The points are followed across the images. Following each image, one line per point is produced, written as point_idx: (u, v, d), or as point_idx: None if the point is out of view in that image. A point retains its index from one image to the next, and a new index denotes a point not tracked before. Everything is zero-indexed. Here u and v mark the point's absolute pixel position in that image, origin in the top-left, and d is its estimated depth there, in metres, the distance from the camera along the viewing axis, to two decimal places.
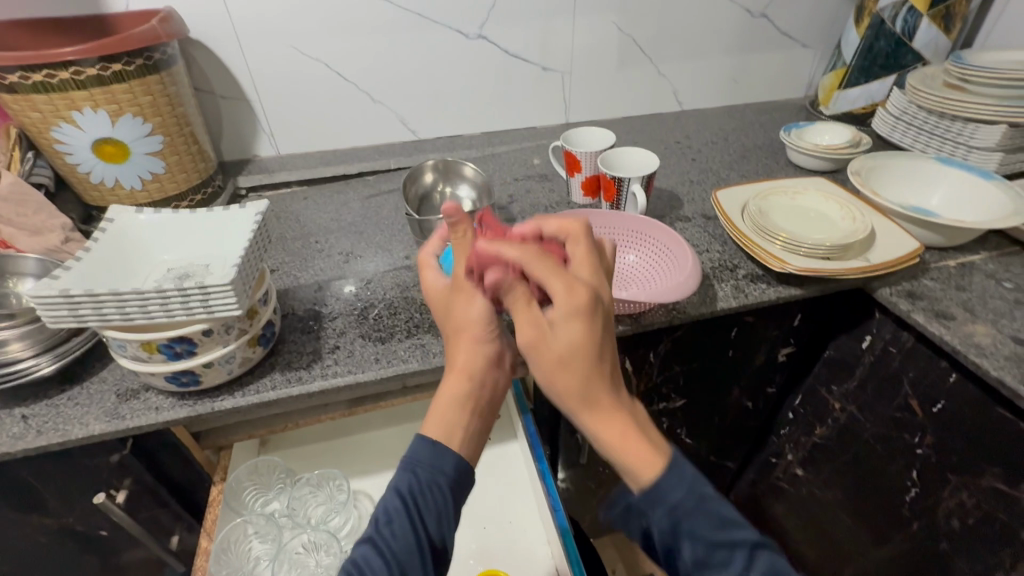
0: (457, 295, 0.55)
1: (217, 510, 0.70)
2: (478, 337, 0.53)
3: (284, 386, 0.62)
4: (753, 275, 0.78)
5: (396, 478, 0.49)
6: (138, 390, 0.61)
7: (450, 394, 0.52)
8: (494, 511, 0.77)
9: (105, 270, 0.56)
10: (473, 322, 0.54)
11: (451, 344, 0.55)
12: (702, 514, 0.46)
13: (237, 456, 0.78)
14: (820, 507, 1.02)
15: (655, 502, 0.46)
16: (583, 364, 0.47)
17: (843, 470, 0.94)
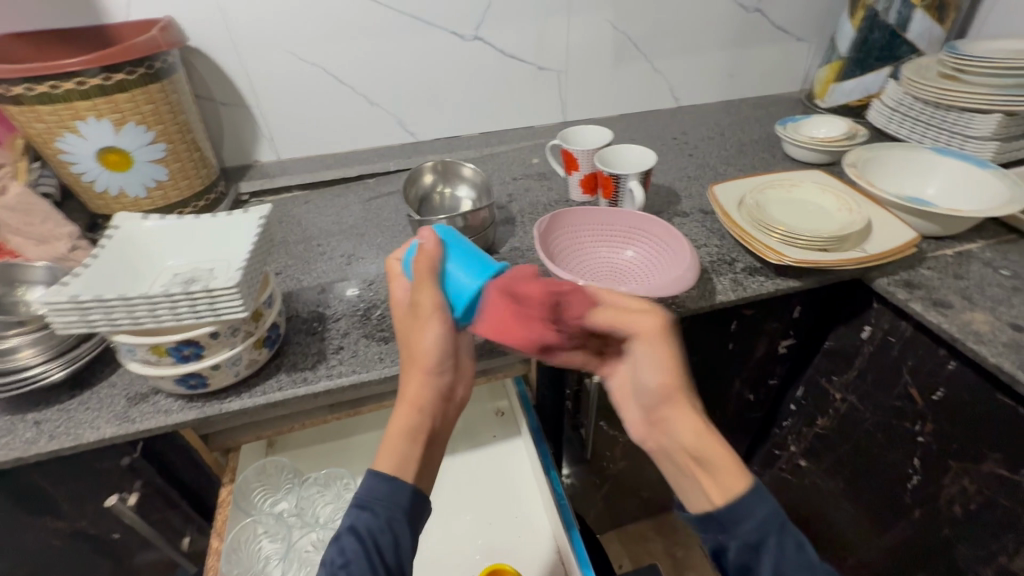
0: (412, 322, 0.55)
1: (226, 511, 0.70)
2: (428, 373, 0.54)
3: (289, 387, 0.63)
4: (751, 268, 0.78)
5: (352, 518, 0.50)
6: (147, 394, 0.63)
7: (402, 425, 0.53)
8: (499, 508, 0.78)
9: (112, 276, 0.57)
10: (426, 357, 0.54)
11: (406, 372, 0.55)
12: (787, 538, 0.45)
13: (244, 457, 0.78)
14: (823, 497, 1.03)
15: (744, 516, 0.46)
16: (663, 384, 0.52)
17: (845, 460, 0.95)
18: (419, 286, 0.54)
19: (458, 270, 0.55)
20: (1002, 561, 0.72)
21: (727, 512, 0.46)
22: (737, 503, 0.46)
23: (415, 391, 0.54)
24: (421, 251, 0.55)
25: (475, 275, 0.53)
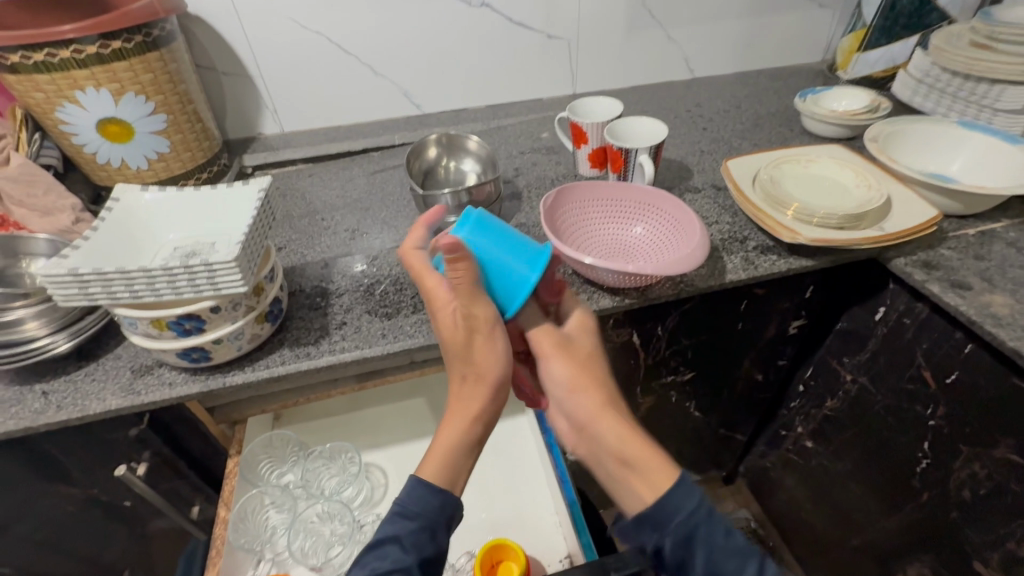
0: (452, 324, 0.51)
1: (234, 482, 0.72)
2: (483, 387, 0.49)
3: (292, 361, 0.63)
4: (763, 247, 0.76)
5: (394, 527, 0.46)
6: (152, 366, 0.63)
7: (453, 438, 0.48)
8: (501, 484, 0.78)
9: (113, 248, 0.57)
10: (478, 372, 0.49)
11: (460, 382, 0.50)
12: (714, 524, 0.47)
13: (251, 430, 0.79)
14: (829, 478, 1.03)
15: (670, 513, 0.46)
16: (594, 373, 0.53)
17: (854, 442, 0.94)
18: (469, 300, 0.51)
19: (512, 262, 0.54)
20: (1009, 546, 0.72)
21: (659, 510, 0.47)
22: (668, 500, 0.47)
23: (465, 403, 0.49)
24: (456, 261, 0.50)
25: (530, 265, 0.54)
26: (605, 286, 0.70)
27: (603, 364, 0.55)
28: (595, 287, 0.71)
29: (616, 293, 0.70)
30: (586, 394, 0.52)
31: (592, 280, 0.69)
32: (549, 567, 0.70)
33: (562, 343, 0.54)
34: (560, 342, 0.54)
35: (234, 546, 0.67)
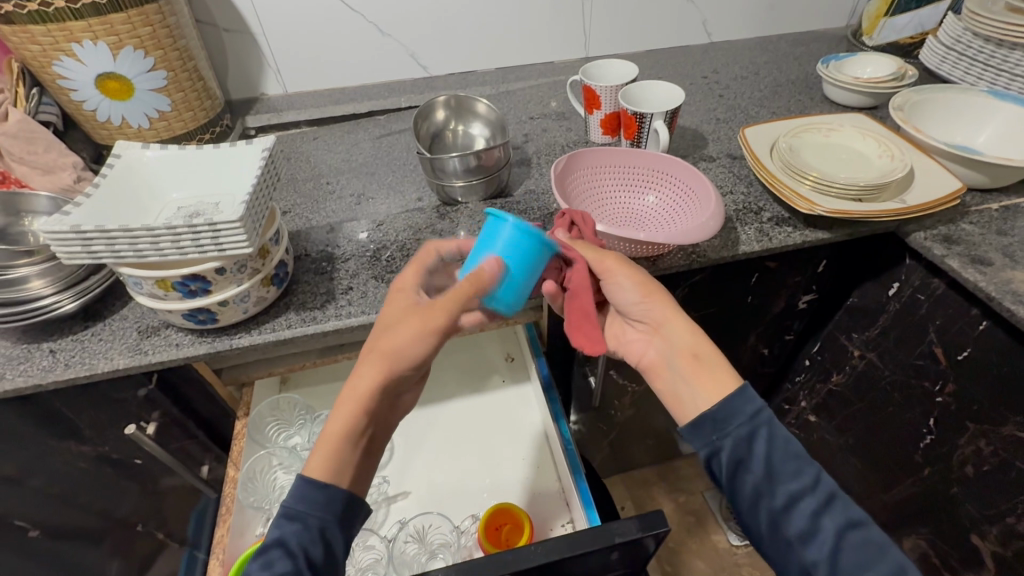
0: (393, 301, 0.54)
1: (243, 442, 0.72)
2: (376, 374, 0.51)
3: (298, 326, 0.63)
4: (778, 218, 0.74)
5: (280, 531, 0.47)
6: (159, 327, 0.63)
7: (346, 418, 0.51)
8: (505, 450, 0.79)
9: (116, 205, 0.56)
10: (378, 354, 0.52)
11: (364, 359, 0.52)
12: (774, 431, 0.50)
13: (258, 393, 0.80)
14: (830, 452, 1.04)
15: (732, 411, 0.51)
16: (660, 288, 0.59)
17: (858, 417, 0.94)
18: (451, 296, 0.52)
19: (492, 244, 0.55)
20: (1009, 521, 0.72)
21: (721, 410, 0.51)
22: (729, 399, 0.52)
23: (357, 388, 0.51)
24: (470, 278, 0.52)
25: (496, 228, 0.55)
26: None
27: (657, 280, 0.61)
28: None
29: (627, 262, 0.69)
30: (654, 302, 0.58)
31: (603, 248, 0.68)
32: (554, 531, 0.71)
33: (623, 260, 0.59)
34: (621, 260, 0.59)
35: (243, 504, 0.68)
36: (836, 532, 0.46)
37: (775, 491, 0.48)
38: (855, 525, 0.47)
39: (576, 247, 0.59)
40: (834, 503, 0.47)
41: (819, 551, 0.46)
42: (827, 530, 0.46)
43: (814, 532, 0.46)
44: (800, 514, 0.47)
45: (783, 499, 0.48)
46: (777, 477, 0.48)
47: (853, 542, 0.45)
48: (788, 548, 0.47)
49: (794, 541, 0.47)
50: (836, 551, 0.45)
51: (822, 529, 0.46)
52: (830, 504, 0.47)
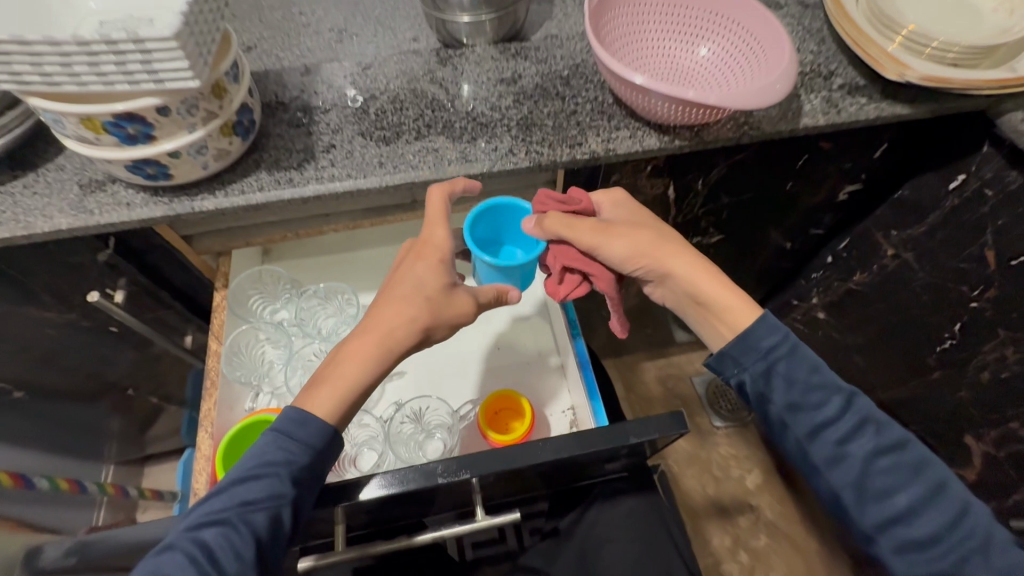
0: (414, 263, 0.51)
1: (223, 316, 0.68)
2: (412, 340, 0.49)
3: (273, 188, 0.53)
4: (851, 86, 0.61)
5: (279, 459, 0.45)
6: (104, 182, 0.52)
7: (359, 368, 0.48)
8: (507, 338, 0.74)
9: (12, 11, 0.42)
10: (405, 318, 0.48)
11: (376, 306, 0.50)
12: (798, 360, 0.49)
13: (238, 263, 0.72)
14: (832, 348, 1.02)
15: (750, 348, 0.50)
16: (657, 238, 0.54)
17: (872, 317, 0.90)
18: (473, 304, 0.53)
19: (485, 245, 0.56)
20: (1013, 426, 0.72)
21: (736, 347, 0.50)
22: (747, 335, 0.49)
23: (374, 342, 0.48)
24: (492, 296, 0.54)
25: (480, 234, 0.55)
26: (653, 122, 0.58)
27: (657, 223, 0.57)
28: (641, 121, 0.58)
29: (666, 131, 0.57)
30: (651, 254, 0.53)
31: (641, 110, 0.56)
32: (553, 416, 0.70)
33: (602, 227, 0.54)
34: (599, 225, 0.54)
35: (229, 379, 0.64)
36: (866, 456, 0.47)
37: (799, 422, 0.49)
38: (884, 447, 0.47)
39: (545, 232, 0.54)
40: (864, 428, 0.47)
41: (844, 475, 0.47)
42: (854, 456, 0.47)
43: (842, 458, 0.47)
44: (825, 442, 0.48)
45: (806, 428, 0.48)
46: (801, 409, 0.48)
47: (881, 465, 0.46)
48: (815, 470, 0.49)
49: (821, 466, 0.48)
50: (864, 475, 0.47)
51: (848, 455, 0.47)
52: (859, 430, 0.47)
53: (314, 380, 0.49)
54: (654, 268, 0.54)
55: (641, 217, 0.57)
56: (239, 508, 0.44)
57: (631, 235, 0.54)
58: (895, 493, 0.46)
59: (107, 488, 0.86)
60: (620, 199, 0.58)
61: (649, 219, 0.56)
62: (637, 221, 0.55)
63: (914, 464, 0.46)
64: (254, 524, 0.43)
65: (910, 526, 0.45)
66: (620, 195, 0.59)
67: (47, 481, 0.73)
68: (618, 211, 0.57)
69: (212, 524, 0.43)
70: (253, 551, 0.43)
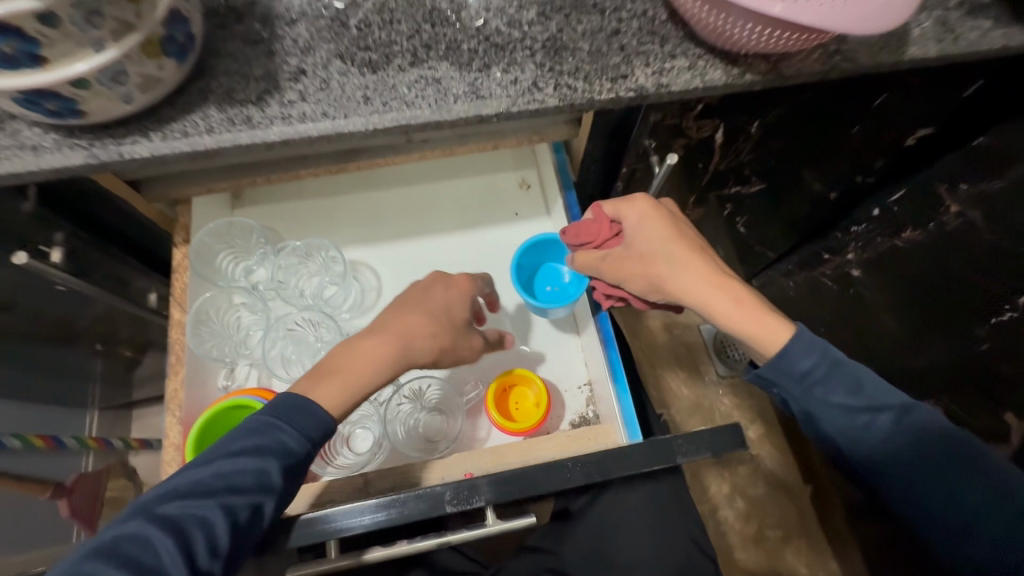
0: (449, 288, 0.53)
1: (186, 278, 0.57)
2: (430, 354, 0.49)
3: (225, 130, 0.40)
4: (972, 5, 0.47)
5: (274, 443, 0.41)
6: (2, 117, 0.40)
7: (367, 367, 0.46)
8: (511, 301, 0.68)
9: None
10: (432, 337, 0.49)
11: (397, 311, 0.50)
12: (837, 377, 0.45)
13: (200, 213, 0.61)
14: (860, 309, 0.91)
15: (787, 368, 0.46)
16: (682, 267, 0.49)
17: (915, 279, 0.77)
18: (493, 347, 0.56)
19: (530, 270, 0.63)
20: None
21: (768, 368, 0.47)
22: (781, 357, 0.46)
23: (391, 345, 0.47)
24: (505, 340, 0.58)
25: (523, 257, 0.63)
26: (720, 49, 0.44)
27: (686, 242, 0.50)
28: (703, 47, 0.45)
29: (736, 61, 0.44)
30: (671, 289, 0.50)
31: (705, 30, 0.43)
32: (569, 393, 0.64)
33: (618, 264, 0.53)
34: (620, 260, 0.53)
35: (200, 355, 0.56)
36: (926, 472, 0.43)
37: (850, 443, 0.45)
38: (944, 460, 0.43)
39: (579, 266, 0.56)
40: (920, 443, 0.43)
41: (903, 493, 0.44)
42: (912, 473, 0.43)
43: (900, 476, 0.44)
44: (879, 461, 0.44)
45: (857, 449, 0.45)
46: (849, 431, 0.44)
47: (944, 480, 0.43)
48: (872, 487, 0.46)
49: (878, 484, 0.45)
50: (924, 492, 0.43)
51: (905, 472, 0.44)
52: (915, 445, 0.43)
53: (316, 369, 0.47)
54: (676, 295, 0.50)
55: (658, 249, 0.50)
56: (222, 494, 0.39)
57: (651, 269, 0.51)
58: (963, 505, 0.42)
59: (88, 442, 0.83)
60: (647, 213, 0.51)
61: (667, 251, 0.50)
62: (660, 246, 0.50)
63: (979, 472, 0.42)
64: (235, 514, 0.39)
65: (982, 539, 0.42)
66: (636, 211, 0.52)
67: (19, 439, 0.69)
68: (644, 227, 0.51)
69: (191, 508, 0.38)
70: (229, 543, 0.38)
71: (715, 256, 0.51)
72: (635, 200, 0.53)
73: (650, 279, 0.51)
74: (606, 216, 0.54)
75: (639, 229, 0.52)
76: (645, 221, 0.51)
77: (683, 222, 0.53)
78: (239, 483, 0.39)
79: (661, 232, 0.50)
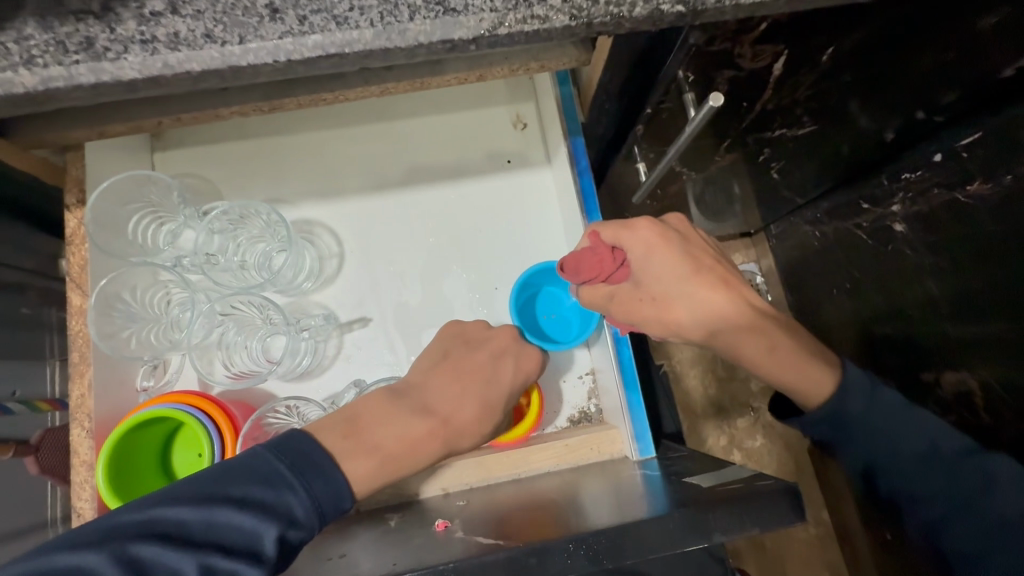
0: (504, 358, 0.49)
1: (82, 254, 0.46)
2: (479, 429, 0.45)
3: (49, 60, 0.26)
4: None
5: (273, 502, 0.34)
6: None
7: (410, 451, 0.41)
8: (495, 275, 0.58)
9: None
10: (481, 429, 0.45)
11: (440, 377, 0.47)
12: (898, 418, 0.50)
13: (98, 165, 0.47)
14: (888, 279, 0.69)
15: (831, 399, 0.51)
16: (706, 309, 0.47)
17: (976, 254, 0.55)
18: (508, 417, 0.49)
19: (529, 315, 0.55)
20: None
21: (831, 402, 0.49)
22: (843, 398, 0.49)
23: (437, 428, 0.42)
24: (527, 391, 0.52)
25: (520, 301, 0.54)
26: None
27: (708, 274, 0.47)
28: None
29: None
30: (704, 330, 0.48)
31: None
32: (568, 385, 0.56)
33: (632, 302, 0.47)
34: (636, 298, 0.47)
35: (116, 354, 0.47)
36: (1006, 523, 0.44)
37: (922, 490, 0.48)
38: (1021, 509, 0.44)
39: (586, 300, 0.49)
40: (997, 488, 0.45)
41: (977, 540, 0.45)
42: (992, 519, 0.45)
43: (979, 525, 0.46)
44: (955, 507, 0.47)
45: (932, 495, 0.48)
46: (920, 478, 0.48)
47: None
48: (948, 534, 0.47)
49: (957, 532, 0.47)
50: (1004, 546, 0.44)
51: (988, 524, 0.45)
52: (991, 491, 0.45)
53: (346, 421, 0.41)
54: (702, 333, 0.48)
55: (674, 290, 0.46)
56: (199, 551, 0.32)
57: (673, 311, 0.47)
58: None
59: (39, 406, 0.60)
60: (663, 245, 0.46)
61: (684, 290, 0.46)
62: (678, 282, 0.46)
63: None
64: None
65: None
66: (640, 236, 0.47)
67: None
68: (656, 261, 0.46)
69: (166, 558, 0.31)
70: None
71: (735, 283, 0.48)
72: (636, 226, 0.47)
73: (679, 320, 0.47)
74: (606, 244, 0.47)
75: (652, 262, 0.46)
76: (660, 253, 0.46)
77: (695, 243, 0.49)
78: (230, 543, 0.33)
79: (677, 264, 0.46)
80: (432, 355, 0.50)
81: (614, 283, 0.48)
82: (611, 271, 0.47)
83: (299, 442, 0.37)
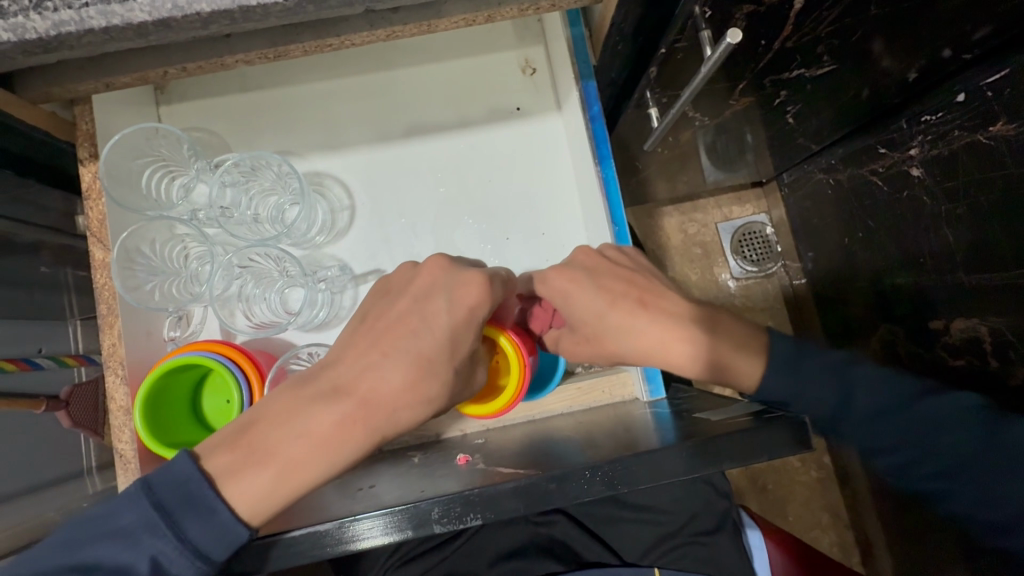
0: (428, 303, 0.40)
1: (100, 209, 0.47)
2: (403, 408, 0.38)
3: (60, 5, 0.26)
4: None
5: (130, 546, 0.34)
6: None
7: (324, 451, 0.36)
8: (506, 226, 0.58)
9: None
10: (420, 392, 0.38)
11: (356, 352, 0.39)
12: None
13: (105, 119, 0.47)
14: (902, 228, 0.68)
15: None
16: (628, 331, 0.45)
17: (995, 200, 0.54)
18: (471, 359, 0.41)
19: None
20: None
21: None
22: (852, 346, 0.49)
23: (349, 419, 0.36)
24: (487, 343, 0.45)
25: None
26: None
27: (626, 296, 0.46)
28: None
29: None
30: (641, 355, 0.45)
31: None
32: None
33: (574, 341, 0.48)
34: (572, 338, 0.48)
35: (140, 306, 0.49)
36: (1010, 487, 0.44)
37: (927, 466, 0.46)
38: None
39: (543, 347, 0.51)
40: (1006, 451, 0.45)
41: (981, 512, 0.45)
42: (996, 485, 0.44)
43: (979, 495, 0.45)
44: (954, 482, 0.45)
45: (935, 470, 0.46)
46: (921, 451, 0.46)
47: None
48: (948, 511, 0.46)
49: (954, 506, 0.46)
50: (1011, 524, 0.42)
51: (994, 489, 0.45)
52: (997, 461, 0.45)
53: (240, 429, 0.36)
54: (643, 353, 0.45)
55: (597, 326, 0.45)
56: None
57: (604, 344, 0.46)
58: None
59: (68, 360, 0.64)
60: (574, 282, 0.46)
61: (606, 325, 0.45)
62: (596, 317, 0.45)
63: None
64: None
65: None
66: (553, 286, 0.46)
67: None
68: (574, 303, 0.46)
69: None
70: None
71: (654, 297, 0.46)
72: (547, 278, 0.47)
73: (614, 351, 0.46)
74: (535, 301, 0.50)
75: (570, 304, 0.46)
76: (568, 293, 0.46)
77: (607, 274, 0.46)
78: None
79: (591, 298, 0.46)
80: (353, 322, 0.43)
81: (561, 327, 0.49)
82: (544, 320, 0.49)
83: (167, 472, 0.35)
